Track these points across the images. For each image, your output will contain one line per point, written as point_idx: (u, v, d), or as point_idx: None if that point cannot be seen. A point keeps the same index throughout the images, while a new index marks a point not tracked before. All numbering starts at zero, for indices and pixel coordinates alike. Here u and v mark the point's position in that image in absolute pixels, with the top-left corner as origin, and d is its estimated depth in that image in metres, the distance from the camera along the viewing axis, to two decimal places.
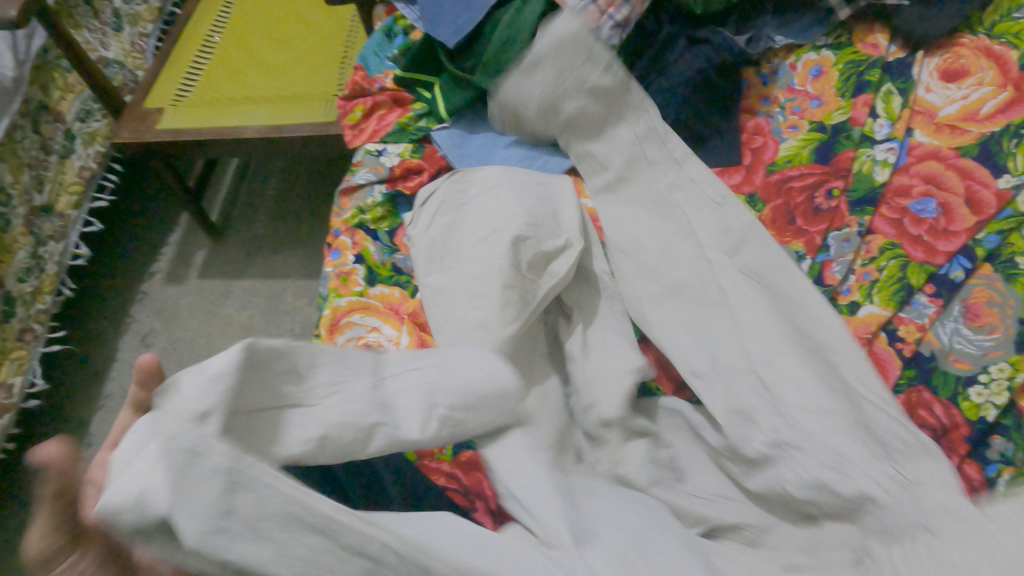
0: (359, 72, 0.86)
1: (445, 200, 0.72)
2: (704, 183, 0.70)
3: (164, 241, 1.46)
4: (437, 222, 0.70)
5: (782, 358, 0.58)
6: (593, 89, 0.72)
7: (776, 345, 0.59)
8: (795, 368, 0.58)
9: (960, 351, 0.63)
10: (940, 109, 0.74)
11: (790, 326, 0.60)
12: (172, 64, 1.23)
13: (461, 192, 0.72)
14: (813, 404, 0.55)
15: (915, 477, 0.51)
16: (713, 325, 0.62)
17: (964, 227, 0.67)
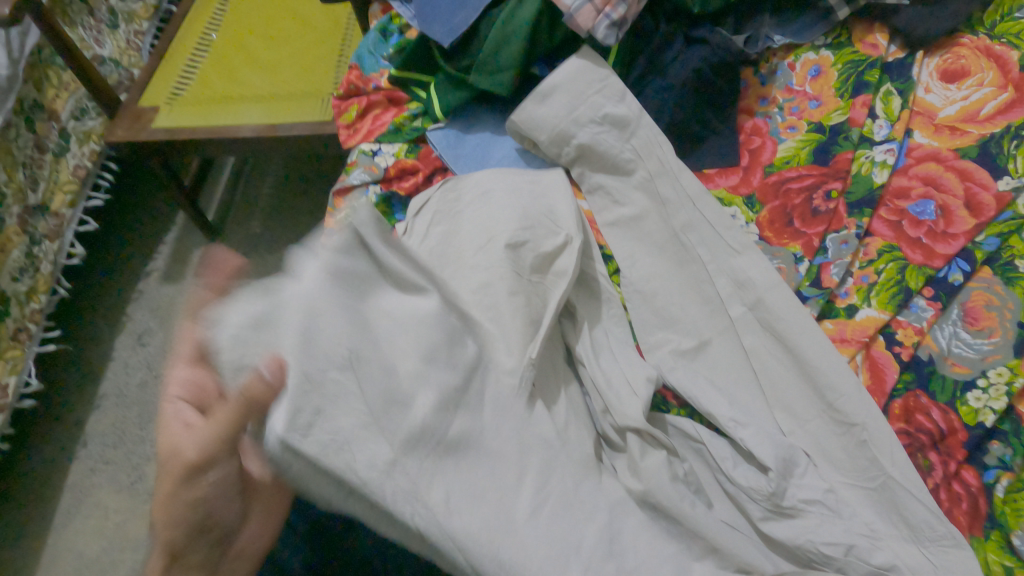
0: (354, 72, 0.86)
1: (439, 210, 0.72)
2: (705, 198, 0.69)
3: (160, 240, 1.46)
4: (433, 234, 0.70)
5: (788, 399, 0.60)
6: (605, 117, 0.72)
7: (782, 386, 0.61)
8: (799, 410, 0.59)
9: (959, 354, 0.63)
10: (940, 110, 0.73)
11: (794, 362, 0.61)
12: (167, 62, 1.23)
13: (454, 200, 0.72)
14: (820, 445, 0.58)
15: (939, 542, 0.53)
16: (717, 362, 0.62)
17: (964, 230, 0.66)
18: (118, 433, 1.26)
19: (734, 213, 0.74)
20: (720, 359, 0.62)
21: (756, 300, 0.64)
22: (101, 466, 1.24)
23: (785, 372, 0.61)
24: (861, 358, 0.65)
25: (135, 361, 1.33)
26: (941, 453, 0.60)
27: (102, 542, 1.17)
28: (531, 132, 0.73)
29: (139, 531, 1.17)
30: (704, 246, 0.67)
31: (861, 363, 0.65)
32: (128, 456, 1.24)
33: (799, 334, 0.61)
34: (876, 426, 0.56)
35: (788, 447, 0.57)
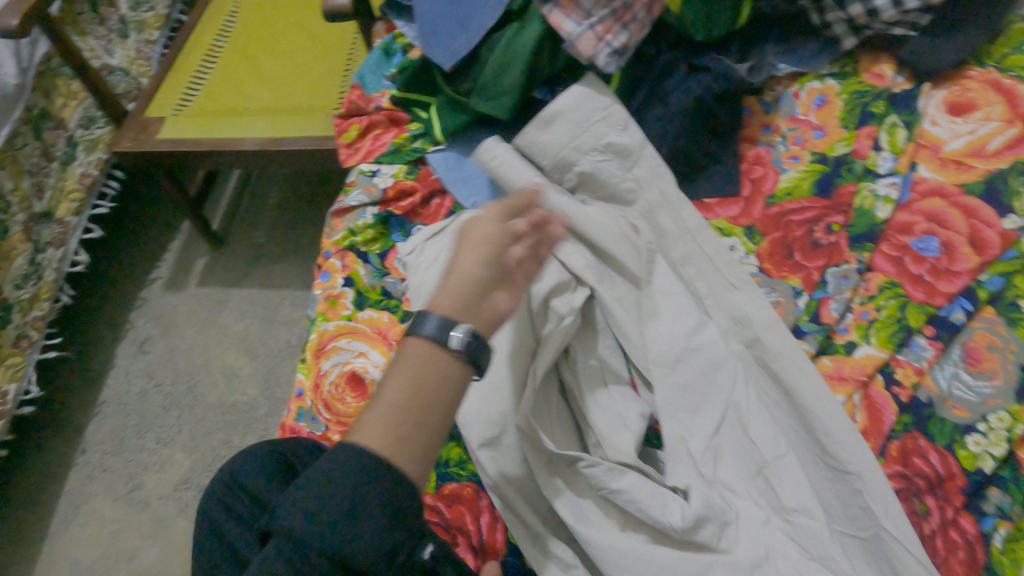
0: (354, 91, 0.86)
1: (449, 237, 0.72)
2: (705, 233, 0.69)
3: (164, 248, 1.46)
4: (439, 258, 0.70)
5: (775, 440, 0.60)
6: (608, 147, 0.71)
7: (769, 426, 0.60)
8: (785, 451, 0.60)
9: (959, 397, 0.62)
10: (945, 144, 0.72)
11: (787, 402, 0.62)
12: (175, 72, 1.23)
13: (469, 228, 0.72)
14: (801, 492, 0.58)
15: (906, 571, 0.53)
16: (704, 390, 0.62)
17: (966, 268, 0.65)
18: (117, 441, 1.27)
19: (733, 244, 0.74)
20: (707, 394, 0.62)
21: (753, 338, 0.64)
22: (99, 473, 1.24)
23: (774, 413, 0.62)
24: (859, 397, 0.64)
25: (136, 368, 1.34)
26: (938, 498, 0.59)
27: (97, 550, 1.17)
28: (533, 157, 0.72)
29: (134, 539, 1.17)
30: (704, 283, 0.67)
31: (859, 403, 0.64)
32: (126, 464, 1.25)
33: (795, 377, 0.61)
34: (871, 475, 0.57)
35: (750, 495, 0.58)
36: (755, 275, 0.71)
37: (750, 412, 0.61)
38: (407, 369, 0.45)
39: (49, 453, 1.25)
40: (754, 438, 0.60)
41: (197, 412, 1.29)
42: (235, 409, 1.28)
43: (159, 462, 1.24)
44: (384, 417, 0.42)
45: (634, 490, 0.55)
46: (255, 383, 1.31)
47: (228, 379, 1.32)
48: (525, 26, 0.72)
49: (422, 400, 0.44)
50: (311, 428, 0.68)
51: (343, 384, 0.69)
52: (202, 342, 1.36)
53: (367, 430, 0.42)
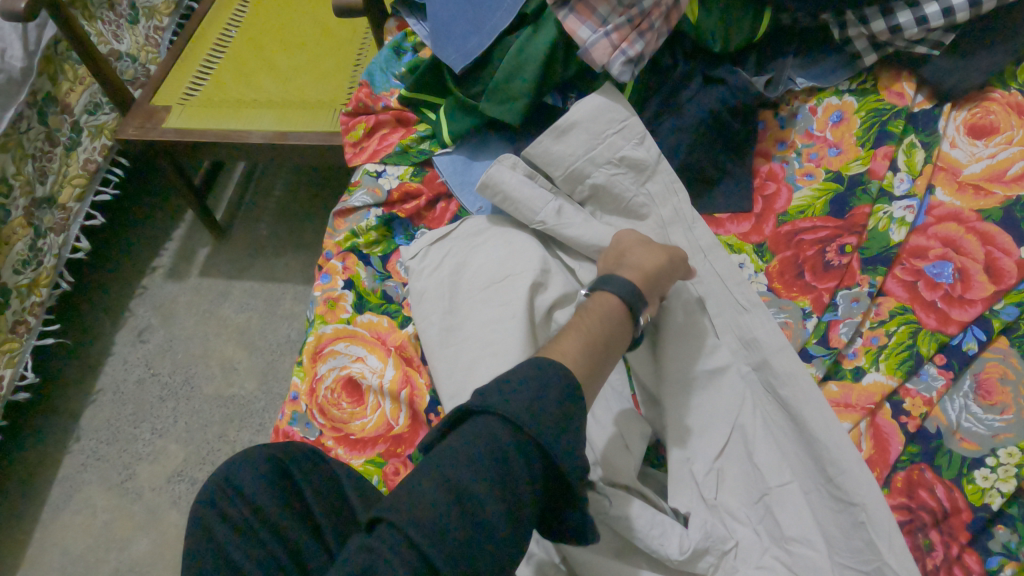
0: (363, 90, 0.84)
1: (454, 242, 0.71)
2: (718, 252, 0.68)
3: (167, 236, 1.46)
4: (445, 263, 0.69)
5: (779, 467, 0.59)
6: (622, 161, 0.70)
7: (774, 452, 0.59)
8: (788, 478, 0.58)
9: (968, 429, 0.60)
10: (965, 167, 0.70)
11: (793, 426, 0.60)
12: (183, 60, 1.22)
13: (474, 234, 0.71)
14: (803, 521, 0.56)
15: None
16: (711, 413, 0.62)
17: (981, 296, 0.64)
18: (112, 430, 1.26)
19: (743, 260, 0.72)
20: (713, 418, 0.61)
21: (762, 361, 0.62)
22: (93, 462, 1.23)
23: (780, 438, 0.60)
24: (865, 425, 0.63)
25: (134, 357, 1.33)
26: (942, 533, 0.57)
27: (88, 539, 1.16)
28: (547, 168, 0.70)
29: (125, 530, 1.17)
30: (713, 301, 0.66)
31: (864, 431, 0.62)
32: (120, 454, 1.24)
33: (800, 402, 0.59)
34: (874, 506, 0.55)
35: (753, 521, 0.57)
36: (764, 294, 0.70)
37: (754, 438, 0.60)
38: (602, 319, 0.51)
39: (43, 439, 1.25)
40: (759, 462, 0.59)
41: (193, 403, 1.28)
42: (231, 403, 1.27)
43: (153, 453, 1.24)
44: (576, 349, 0.47)
45: (637, 520, 0.54)
46: (253, 376, 1.29)
47: (226, 372, 1.30)
48: (539, 29, 0.71)
49: (602, 350, 0.49)
50: (305, 433, 0.67)
51: (339, 389, 0.68)
52: (201, 334, 1.35)
53: (564, 354, 0.47)
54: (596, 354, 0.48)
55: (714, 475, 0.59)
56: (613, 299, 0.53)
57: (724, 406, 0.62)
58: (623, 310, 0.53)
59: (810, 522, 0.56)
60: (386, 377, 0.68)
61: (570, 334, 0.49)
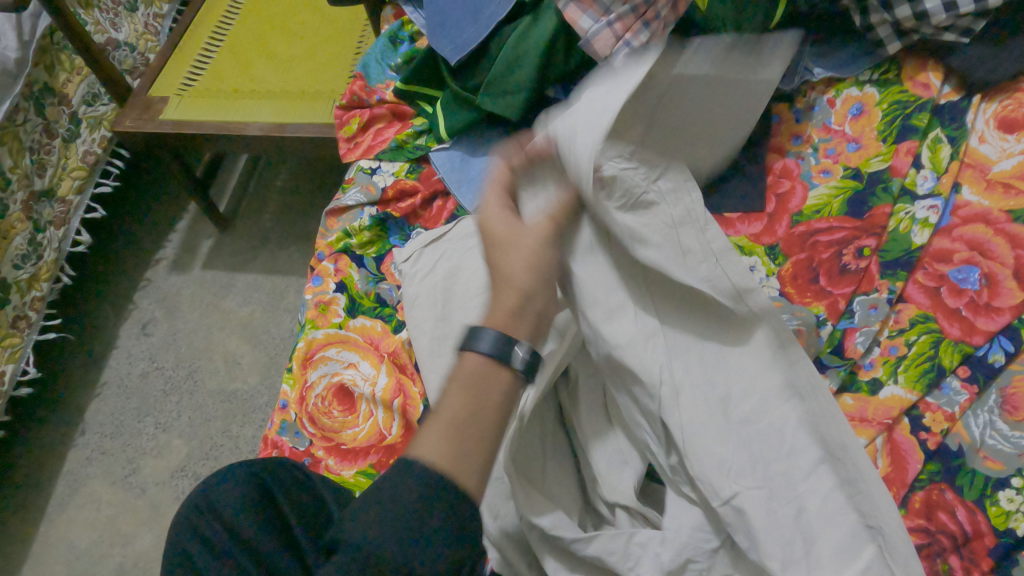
0: (357, 82, 0.81)
1: (449, 246, 0.68)
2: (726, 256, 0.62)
3: (171, 228, 1.44)
4: (438, 268, 0.66)
5: (719, 482, 0.54)
6: None
7: (712, 460, 0.54)
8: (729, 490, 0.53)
9: (993, 447, 0.56)
10: (994, 164, 0.65)
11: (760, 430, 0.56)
12: (181, 50, 1.19)
13: (468, 237, 0.68)
14: (758, 541, 0.52)
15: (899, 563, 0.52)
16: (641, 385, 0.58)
17: (1010, 304, 0.59)
18: (116, 424, 1.25)
19: (754, 263, 0.69)
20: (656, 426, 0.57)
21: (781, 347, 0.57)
22: (98, 456, 1.23)
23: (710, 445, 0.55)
24: (882, 441, 0.59)
25: (138, 351, 1.32)
26: (963, 559, 0.53)
27: (93, 534, 1.16)
28: None
29: (129, 525, 1.16)
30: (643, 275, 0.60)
31: (881, 447, 0.59)
32: (124, 448, 1.23)
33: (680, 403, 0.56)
34: (892, 530, 0.53)
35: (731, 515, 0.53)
36: (776, 299, 0.66)
37: (692, 443, 0.55)
38: (461, 397, 0.47)
39: (48, 434, 1.24)
40: (696, 476, 0.54)
41: (197, 398, 1.27)
42: (235, 397, 1.26)
43: (157, 448, 1.23)
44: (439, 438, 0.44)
45: (605, 556, 0.53)
46: (256, 371, 1.28)
47: (229, 366, 1.29)
48: (539, 19, 0.67)
49: (478, 422, 0.46)
50: (294, 443, 0.65)
51: (330, 397, 0.65)
52: (204, 327, 1.34)
53: (425, 451, 0.44)
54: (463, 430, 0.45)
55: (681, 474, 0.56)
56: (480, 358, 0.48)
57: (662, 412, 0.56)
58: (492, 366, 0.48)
59: (766, 543, 0.51)
60: (378, 386, 0.64)
61: (447, 401, 0.47)
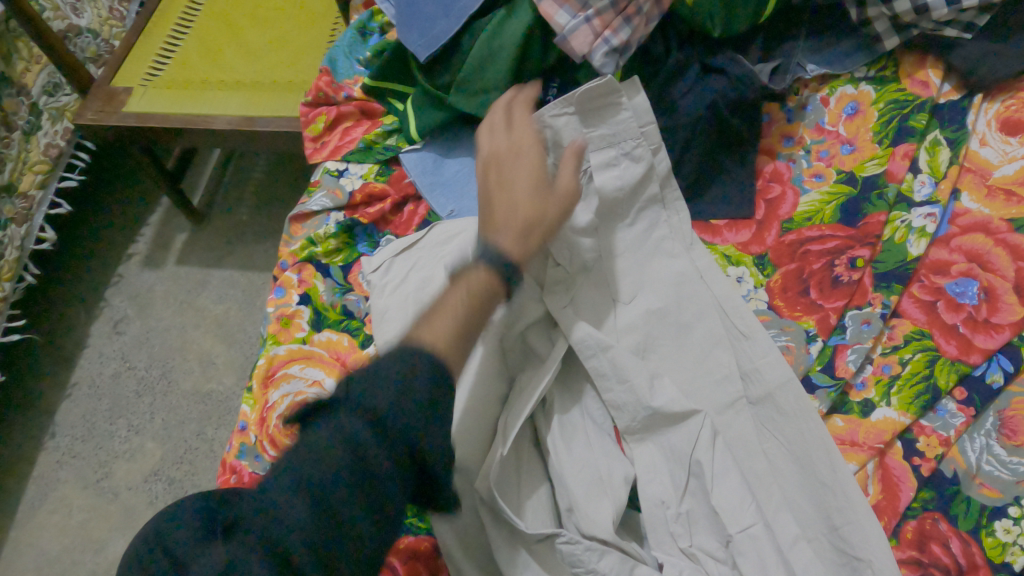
0: (323, 77, 0.76)
1: (424, 254, 0.65)
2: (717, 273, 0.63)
3: (143, 222, 1.39)
4: (411, 278, 0.63)
5: (740, 507, 0.52)
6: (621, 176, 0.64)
7: (736, 490, 0.52)
8: (751, 521, 0.51)
9: (990, 474, 0.54)
10: (996, 168, 0.63)
11: (758, 464, 0.55)
12: (146, 37, 1.13)
13: (443, 245, 0.64)
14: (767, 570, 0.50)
15: None
16: (664, 421, 0.56)
17: (1010, 320, 0.57)
18: (88, 426, 1.22)
19: (741, 274, 0.65)
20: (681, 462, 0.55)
21: (765, 395, 0.57)
22: (69, 460, 1.19)
23: (731, 473, 0.53)
24: (872, 467, 0.56)
25: (109, 350, 1.28)
26: None
27: (64, 540, 1.13)
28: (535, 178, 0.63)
29: (101, 531, 1.13)
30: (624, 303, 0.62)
31: (873, 473, 0.56)
32: (96, 451, 1.20)
33: (682, 430, 0.56)
34: (882, 564, 0.49)
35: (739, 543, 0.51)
36: (763, 312, 0.63)
37: (715, 476, 0.53)
38: (466, 294, 0.47)
39: (15, 437, 1.21)
40: (716, 504, 0.52)
41: (170, 399, 1.23)
42: (210, 399, 1.22)
43: (130, 451, 1.19)
44: (451, 334, 0.44)
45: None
46: (232, 372, 1.24)
47: (204, 366, 1.25)
48: (514, 13, 0.62)
49: (474, 317, 0.46)
50: (254, 468, 0.61)
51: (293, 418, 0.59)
52: (178, 325, 1.29)
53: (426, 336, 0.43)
54: (471, 341, 0.46)
55: (684, 520, 0.53)
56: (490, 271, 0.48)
57: (696, 448, 0.54)
58: (492, 280, 0.48)
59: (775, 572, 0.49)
60: None
61: (450, 296, 0.47)
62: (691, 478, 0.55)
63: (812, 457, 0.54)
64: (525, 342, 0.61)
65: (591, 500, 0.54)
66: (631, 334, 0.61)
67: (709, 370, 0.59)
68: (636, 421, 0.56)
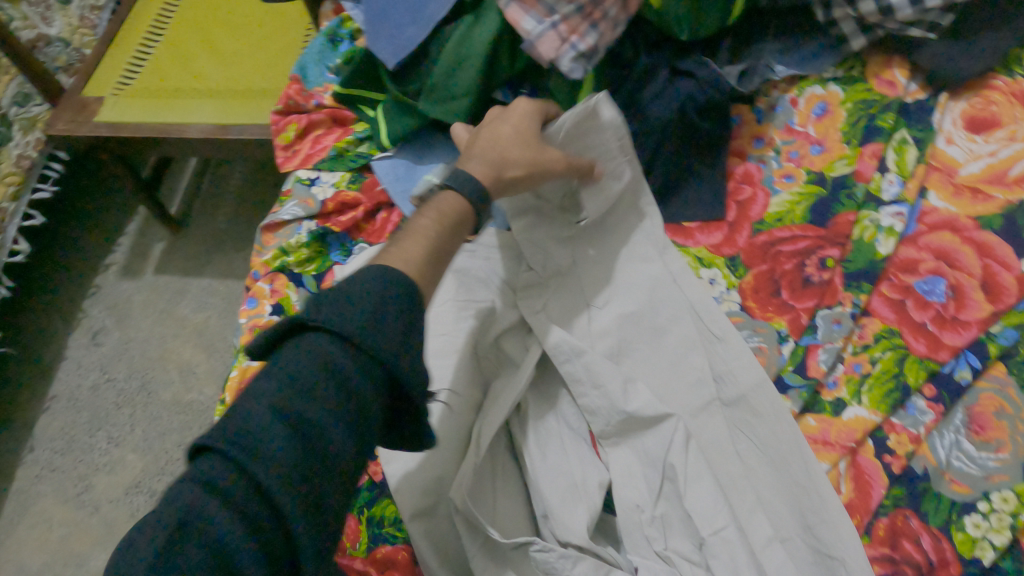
0: (293, 85, 0.75)
1: None
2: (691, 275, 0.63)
3: (120, 231, 1.38)
4: None
5: (712, 512, 0.51)
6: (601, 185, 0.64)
7: (708, 494, 0.52)
8: (723, 524, 0.51)
9: (959, 470, 0.54)
10: (962, 167, 0.63)
11: (732, 467, 0.55)
12: (117, 46, 1.12)
13: None
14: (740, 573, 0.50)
15: None
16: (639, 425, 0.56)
17: (976, 317, 0.57)
18: (67, 439, 1.21)
19: (713, 276, 0.65)
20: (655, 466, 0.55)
21: (739, 397, 0.57)
22: (48, 473, 1.18)
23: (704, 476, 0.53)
24: (844, 465, 0.56)
25: (88, 361, 1.27)
26: None
27: (44, 556, 1.12)
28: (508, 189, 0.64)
29: (83, 545, 1.12)
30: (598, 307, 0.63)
31: (845, 472, 0.56)
32: (76, 465, 1.19)
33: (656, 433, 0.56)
34: (855, 563, 0.50)
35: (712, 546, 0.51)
36: (735, 313, 0.63)
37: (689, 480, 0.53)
38: (437, 215, 0.49)
39: None
40: (689, 508, 0.52)
41: (151, 411, 1.22)
42: (191, 409, 1.21)
43: (110, 463, 1.18)
44: (423, 256, 0.45)
45: None
46: (213, 381, 1.23)
47: (184, 376, 1.24)
48: (481, 18, 0.62)
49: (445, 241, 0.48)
50: None
51: None
52: (158, 335, 1.28)
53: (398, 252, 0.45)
54: (440, 264, 0.46)
55: (659, 524, 0.54)
56: (460, 197, 0.51)
57: (670, 451, 0.54)
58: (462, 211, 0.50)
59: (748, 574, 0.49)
60: None
61: (423, 217, 0.49)
62: (666, 481, 0.55)
63: (785, 458, 0.54)
64: (499, 346, 0.62)
65: (567, 506, 0.54)
66: (606, 339, 0.61)
67: (682, 373, 0.59)
68: (610, 425, 0.57)
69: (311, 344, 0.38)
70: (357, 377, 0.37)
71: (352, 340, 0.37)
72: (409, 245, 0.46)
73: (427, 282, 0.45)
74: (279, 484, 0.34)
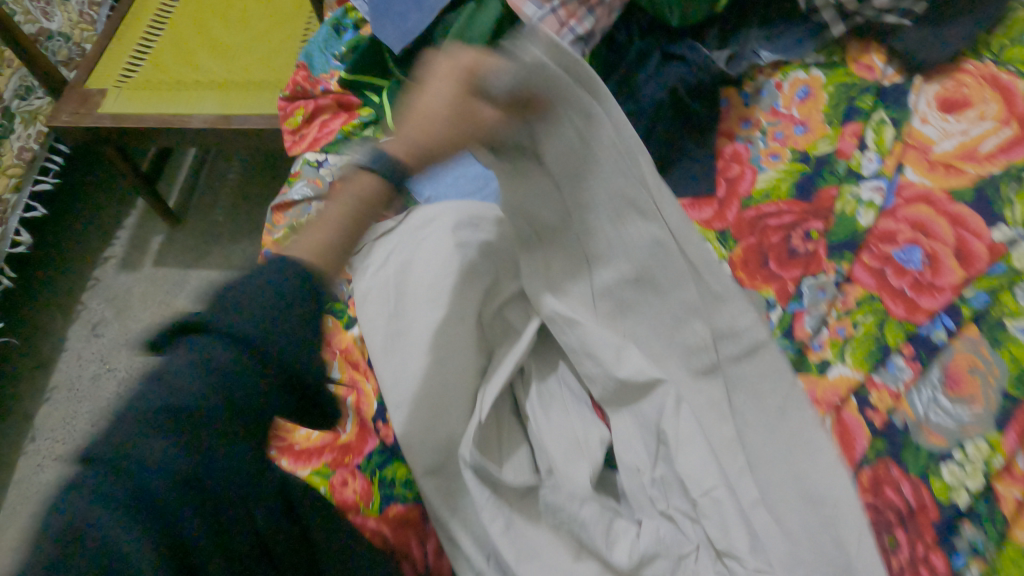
0: (300, 72, 0.78)
1: (402, 239, 0.69)
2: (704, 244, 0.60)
3: (118, 225, 1.40)
4: (391, 263, 0.67)
5: (702, 473, 0.54)
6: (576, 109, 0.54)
7: (698, 457, 0.55)
8: (713, 485, 0.53)
9: (936, 423, 0.58)
10: (935, 144, 0.67)
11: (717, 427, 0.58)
12: (119, 39, 1.14)
13: (419, 229, 0.68)
14: (730, 531, 0.52)
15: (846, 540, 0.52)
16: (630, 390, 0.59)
17: (951, 283, 0.61)
18: (68, 428, 1.22)
19: None
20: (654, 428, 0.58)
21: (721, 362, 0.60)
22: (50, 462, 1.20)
23: (695, 437, 0.55)
24: (831, 421, 0.61)
25: (88, 352, 1.28)
26: (909, 532, 0.55)
27: None
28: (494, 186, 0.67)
29: None
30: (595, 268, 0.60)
31: (831, 427, 0.60)
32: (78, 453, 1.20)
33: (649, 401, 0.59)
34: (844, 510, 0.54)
35: (706, 504, 0.53)
36: None
37: (679, 444, 0.56)
38: (345, 209, 0.43)
39: None
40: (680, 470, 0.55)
41: None
42: None
43: None
44: (328, 243, 0.41)
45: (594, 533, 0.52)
46: None
47: None
48: (486, 4, 0.66)
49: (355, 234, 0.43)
50: None
51: None
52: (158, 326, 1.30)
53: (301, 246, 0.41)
54: (351, 251, 0.42)
55: (659, 484, 0.57)
56: (371, 178, 0.43)
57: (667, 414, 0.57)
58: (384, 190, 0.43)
59: (737, 531, 0.52)
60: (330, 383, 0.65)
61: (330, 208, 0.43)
62: (660, 444, 0.58)
63: (782, 410, 0.59)
64: (501, 313, 0.64)
65: (570, 462, 0.57)
66: (602, 305, 0.61)
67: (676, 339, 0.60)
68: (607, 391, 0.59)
69: (188, 349, 0.34)
70: (236, 382, 0.33)
71: (231, 339, 0.34)
72: (311, 240, 0.41)
73: (336, 270, 0.41)
74: (166, 484, 0.31)
